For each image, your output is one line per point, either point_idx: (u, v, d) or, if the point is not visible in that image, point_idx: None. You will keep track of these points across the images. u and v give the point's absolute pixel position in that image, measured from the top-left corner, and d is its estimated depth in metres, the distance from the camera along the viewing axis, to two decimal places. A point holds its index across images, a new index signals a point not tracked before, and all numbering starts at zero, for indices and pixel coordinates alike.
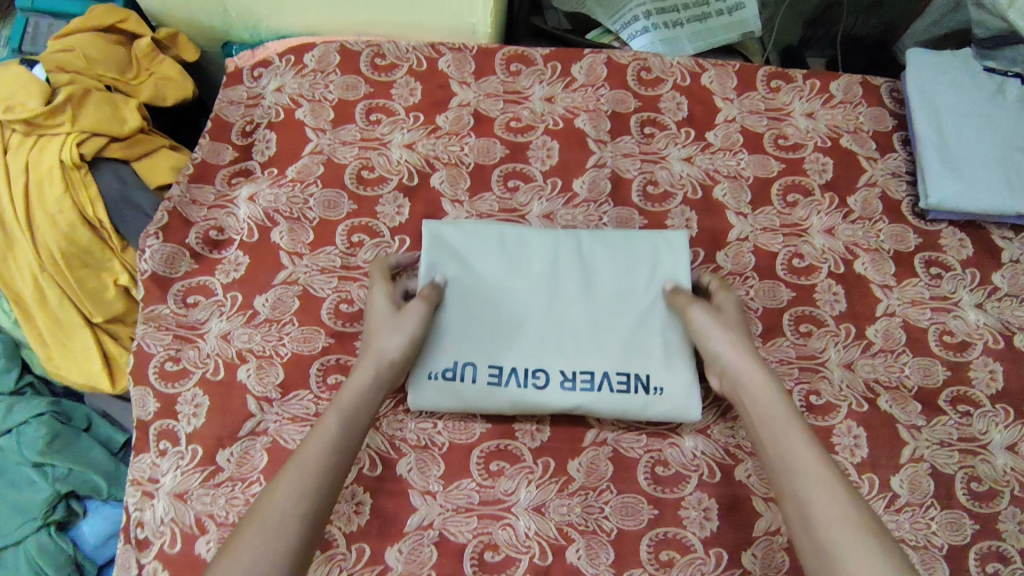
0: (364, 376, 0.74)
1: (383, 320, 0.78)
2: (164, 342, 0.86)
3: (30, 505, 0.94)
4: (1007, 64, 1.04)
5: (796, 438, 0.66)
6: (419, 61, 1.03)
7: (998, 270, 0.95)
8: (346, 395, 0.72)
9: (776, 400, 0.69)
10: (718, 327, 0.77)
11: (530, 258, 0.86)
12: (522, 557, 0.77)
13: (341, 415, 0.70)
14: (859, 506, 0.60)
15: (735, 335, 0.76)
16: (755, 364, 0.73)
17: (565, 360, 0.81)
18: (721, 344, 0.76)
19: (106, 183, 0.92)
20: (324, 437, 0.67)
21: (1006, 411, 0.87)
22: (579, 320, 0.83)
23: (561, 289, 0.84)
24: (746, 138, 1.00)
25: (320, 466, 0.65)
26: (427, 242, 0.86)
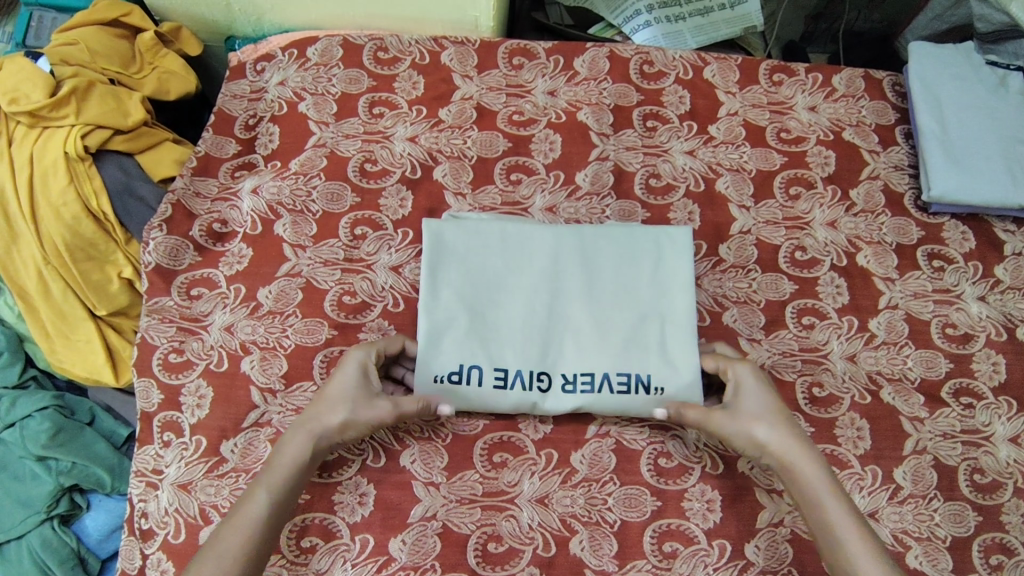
0: (302, 452, 0.73)
1: (339, 390, 0.76)
2: (168, 333, 0.86)
3: (34, 498, 0.95)
4: (1009, 59, 1.06)
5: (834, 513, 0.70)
6: (422, 55, 1.03)
7: (1000, 263, 0.95)
8: (279, 473, 0.71)
9: (830, 505, 0.70)
10: (748, 423, 0.75)
11: (531, 261, 0.85)
12: (525, 548, 0.77)
13: (271, 495, 0.70)
14: None
15: (771, 429, 0.74)
16: (804, 463, 0.73)
17: (569, 359, 0.82)
18: (758, 441, 0.75)
19: (110, 174, 0.93)
20: (250, 522, 0.68)
21: (1009, 403, 0.87)
22: (580, 322, 0.83)
23: (562, 293, 0.84)
24: (749, 132, 1.01)
25: (240, 559, 0.66)
26: (427, 247, 0.85)
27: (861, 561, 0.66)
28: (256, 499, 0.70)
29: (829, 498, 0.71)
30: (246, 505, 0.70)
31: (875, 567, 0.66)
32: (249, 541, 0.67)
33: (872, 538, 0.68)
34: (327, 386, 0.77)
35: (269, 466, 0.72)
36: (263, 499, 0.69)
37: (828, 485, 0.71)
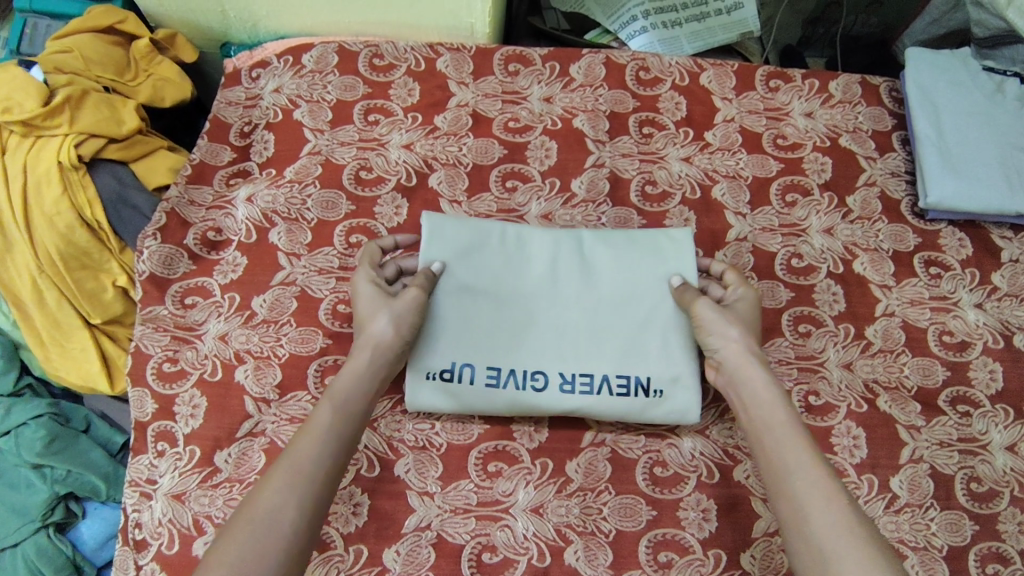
0: (359, 364, 0.74)
1: (368, 308, 0.78)
2: (163, 342, 0.86)
3: (28, 506, 0.95)
4: (1007, 64, 1.05)
5: (779, 409, 0.70)
6: (418, 61, 1.03)
7: (998, 269, 0.95)
8: (341, 384, 0.72)
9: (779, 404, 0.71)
10: (725, 321, 0.77)
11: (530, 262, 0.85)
12: (519, 558, 0.76)
13: (336, 404, 0.70)
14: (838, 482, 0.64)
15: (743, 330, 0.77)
16: (759, 365, 0.74)
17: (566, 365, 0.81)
18: (737, 359, 0.75)
19: (103, 183, 0.92)
20: (316, 429, 0.67)
21: (1006, 411, 0.87)
22: (577, 323, 0.83)
23: (559, 295, 0.84)
24: (746, 138, 1.00)
25: (310, 460, 0.65)
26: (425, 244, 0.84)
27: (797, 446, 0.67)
28: (322, 409, 0.69)
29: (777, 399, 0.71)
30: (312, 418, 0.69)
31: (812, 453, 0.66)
32: (326, 441, 0.67)
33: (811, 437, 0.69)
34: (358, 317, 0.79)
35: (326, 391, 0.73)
36: (329, 408, 0.69)
37: (778, 388, 0.72)
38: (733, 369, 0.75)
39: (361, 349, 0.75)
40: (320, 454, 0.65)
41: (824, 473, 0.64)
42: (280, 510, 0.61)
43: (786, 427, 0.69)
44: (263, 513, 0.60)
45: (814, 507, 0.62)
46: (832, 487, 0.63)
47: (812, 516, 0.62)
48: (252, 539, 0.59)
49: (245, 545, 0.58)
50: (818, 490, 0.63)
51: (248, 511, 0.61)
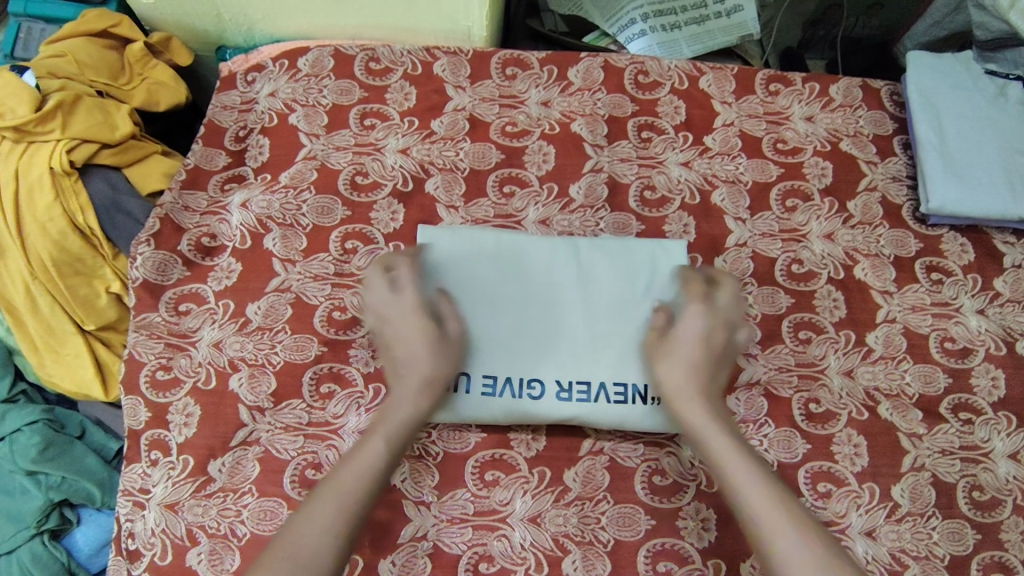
0: (411, 401, 0.72)
1: (399, 324, 0.75)
2: (156, 350, 0.85)
3: (23, 513, 0.94)
4: (1009, 67, 1.04)
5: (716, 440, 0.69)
6: (414, 65, 1.02)
7: (1000, 275, 0.94)
8: (393, 415, 0.70)
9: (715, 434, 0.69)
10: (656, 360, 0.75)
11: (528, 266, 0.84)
12: (517, 568, 0.76)
13: (389, 437, 0.69)
14: (786, 506, 0.62)
15: (669, 362, 0.74)
16: (688, 394, 0.72)
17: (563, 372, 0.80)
18: (671, 393, 0.73)
19: (96, 189, 0.92)
20: (367, 465, 0.66)
21: (1009, 419, 0.86)
22: (576, 328, 0.82)
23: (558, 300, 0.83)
24: (746, 142, 0.99)
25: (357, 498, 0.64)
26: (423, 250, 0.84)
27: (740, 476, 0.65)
28: (374, 440, 0.68)
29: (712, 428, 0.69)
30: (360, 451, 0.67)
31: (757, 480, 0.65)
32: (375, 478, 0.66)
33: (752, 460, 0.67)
34: (381, 329, 0.76)
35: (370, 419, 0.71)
36: (381, 440, 0.68)
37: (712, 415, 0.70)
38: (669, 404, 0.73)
39: (404, 377, 0.73)
40: (371, 491, 0.65)
41: (769, 502, 0.63)
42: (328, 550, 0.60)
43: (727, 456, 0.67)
44: (311, 553, 0.60)
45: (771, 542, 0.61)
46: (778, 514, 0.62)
47: (782, 566, 0.60)
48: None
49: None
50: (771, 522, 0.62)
51: (293, 547, 0.60)
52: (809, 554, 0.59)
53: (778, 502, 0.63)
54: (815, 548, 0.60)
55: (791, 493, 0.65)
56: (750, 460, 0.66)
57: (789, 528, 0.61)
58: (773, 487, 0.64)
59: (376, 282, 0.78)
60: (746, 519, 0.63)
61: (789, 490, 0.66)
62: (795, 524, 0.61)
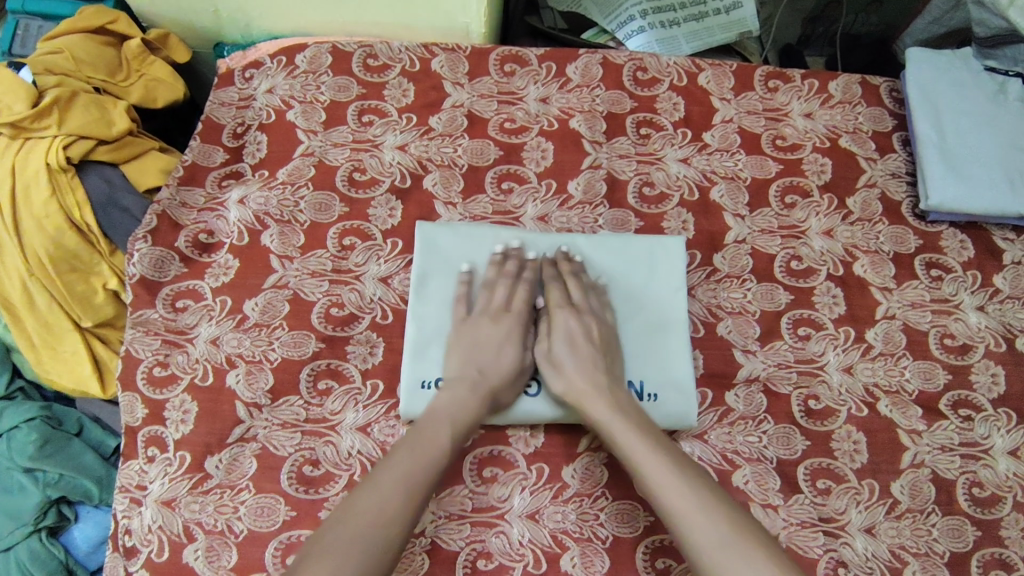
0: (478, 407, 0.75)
1: (493, 332, 0.81)
2: (153, 346, 0.85)
3: (21, 510, 0.94)
4: (1009, 64, 1.03)
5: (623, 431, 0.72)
6: (412, 61, 1.02)
7: (999, 271, 0.94)
8: (464, 409, 0.74)
9: (618, 425, 0.73)
10: (554, 364, 0.80)
11: (579, 277, 0.85)
12: (515, 565, 0.75)
13: (454, 430, 0.73)
14: (690, 484, 0.66)
15: (563, 366, 0.79)
16: (587, 390, 0.76)
17: (560, 372, 0.79)
18: (570, 393, 0.77)
19: (93, 186, 0.91)
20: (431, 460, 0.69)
21: (1008, 415, 0.85)
22: (589, 330, 0.81)
23: (581, 307, 0.83)
24: (744, 139, 0.99)
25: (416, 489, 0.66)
26: (512, 246, 0.87)
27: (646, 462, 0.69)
28: (441, 433, 0.72)
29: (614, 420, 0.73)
30: (429, 442, 0.70)
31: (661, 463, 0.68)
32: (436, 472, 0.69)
33: (656, 443, 0.70)
34: (467, 330, 0.81)
35: (433, 408, 0.74)
36: (447, 434, 0.72)
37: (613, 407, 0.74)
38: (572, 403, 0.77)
39: (480, 377, 0.77)
40: (433, 481, 0.68)
41: (675, 482, 0.66)
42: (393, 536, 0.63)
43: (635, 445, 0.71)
44: (377, 538, 0.62)
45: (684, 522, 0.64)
46: (685, 492, 0.65)
47: (692, 546, 0.63)
48: (354, 559, 0.60)
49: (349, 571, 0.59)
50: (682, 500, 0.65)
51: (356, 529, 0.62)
52: (715, 530, 0.62)
53: (682, 483, 0.66)
54: (720, 522, 0.63)
55: (699, 471, 0.68)
56: (655, 446, 0.70)
57: (695, 508, 0.64)
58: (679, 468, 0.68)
59: (496, 289, 0.84)
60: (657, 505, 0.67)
61: (696, 469, 0.69)
62: (703, 505, 0.64)
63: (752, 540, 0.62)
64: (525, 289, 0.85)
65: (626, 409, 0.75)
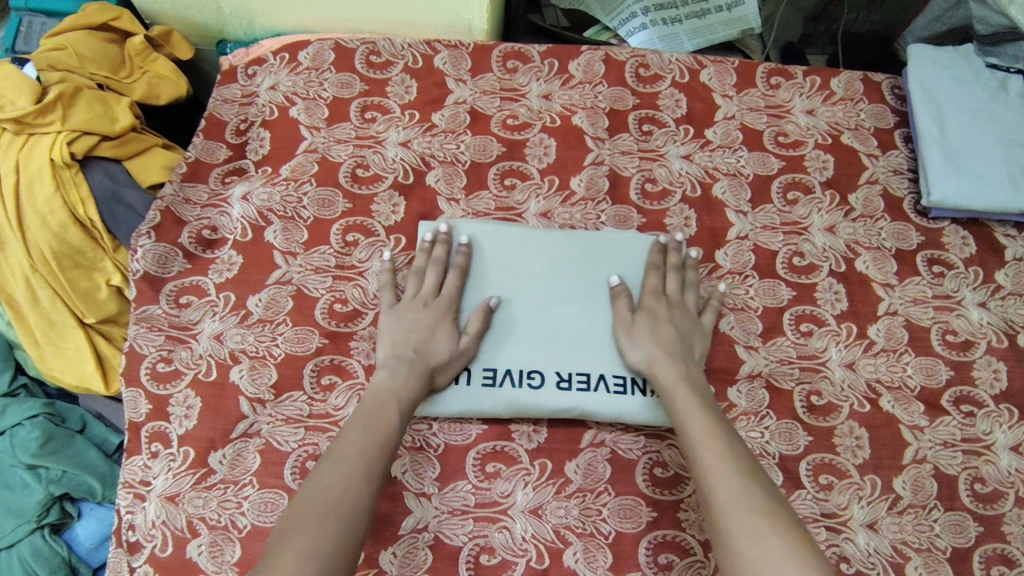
0: (413, 383, 0.76)
1: (422, 315, 0.80)
2: (157, 342, 0.85)
3: (24, 507, 0.94)
4: (1009, 61, 1.04)
5: (683, 398, 0.73)
6: (415, 58, 1.02)
7: (1001, 268, 0.94)
8: (407, 389, 0.75)
9: (681, 393, 0.74)
10: (632, 332, 0.80)
11: (680, 272, 0.86)
12: (518, 560, 0.75)
13: (401, 406, 0.73)
14: (737, 454, 0.66)
15: (643, 333, 0.79)
16: (662, 358, 0.77)
17: (638, 343, 0.79)
18: (646, 358, 0.78)
19: (97, 181, 0.91)
20: (376, 431, 0.69)
21: (1010, 411, 0.86)
22: (674, 319, 0.81)
23: (674, 299, 0.83)
24: (746, 136, 0.99)
25: (363, 455, 0.66)
26: (441, 231, 0.87)
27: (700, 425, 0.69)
28: (390, 408, 0.72)
29: (680, 390, 0.74)
30: (378, 416, 0.71)
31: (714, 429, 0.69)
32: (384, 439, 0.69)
33: (714, 417, 0.71)
34: (397, 313, 0.81)
35: (375, 389, 0.74)
36: (396, 409, 0.72)
37: (684, 380, 0.75)
38: (644, 367, 0.78)
39: (416, 356, 0.77)
40: (388, 451, 0.69)
41: (723, 448, 0.67)
42: (359, 505, 0.63)
43: (693, 411, 0.71)
44: (346, 508, 0.62)
45: (719, 480, 0.64)
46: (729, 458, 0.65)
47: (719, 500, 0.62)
48: (314, 522, 0.60)
49: (321, 539, 0.59)
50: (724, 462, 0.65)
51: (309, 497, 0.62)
52: (745, 498, 0.62)
53: (727, 453, 0.66)
54: (753, 493, 0.62)
55: (745, 449, 0.68)
56: (710, 418, 0.70)
57: (731, 474, 0.64)
58: (731, 440, 0.68)
59: (426, 275, 0.84)
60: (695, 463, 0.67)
61: (745, 449, 0.68)
62: (741, 472, 0.64)
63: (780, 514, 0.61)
64: (456, 274, 0.84)
65: (696, 385, 0.76)
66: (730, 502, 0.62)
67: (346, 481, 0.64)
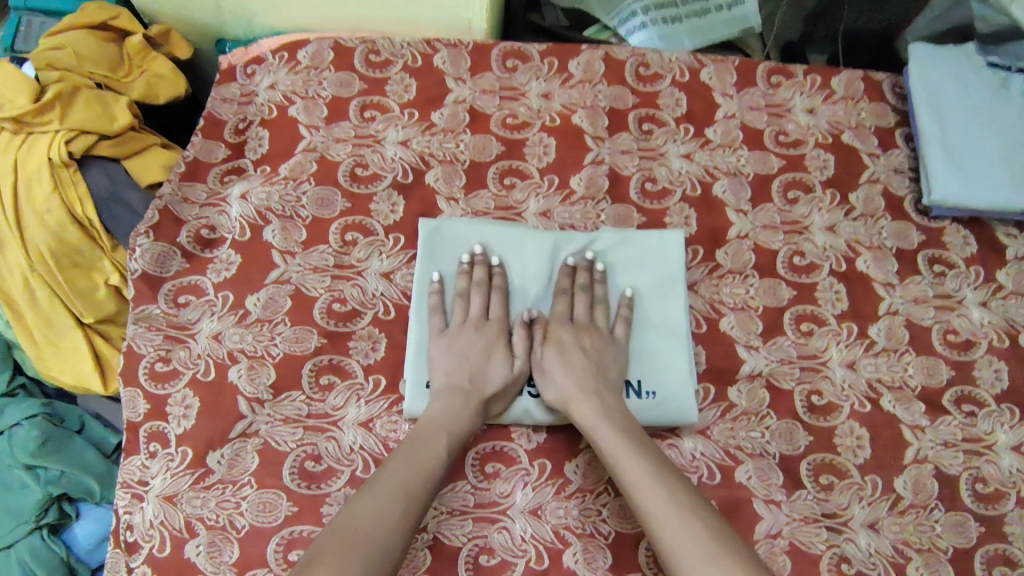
0: (466, 416, 0.76)
1: (475, 340, 0.81)
2: (155, 342, 0.85)
3: (22, 507, 0.93)
4: (1011, 60, 1.03)
5: (606, 436, 0.74)
6: (414, 57, 1.02)
7: (1003, 267, 0.93)
8: (459, 418, 0.76)
9: (603, 431, 0.75)
10: (553, 367, 0.81)
11: (590, 291, 0.86)
12: (518, 561, 0.75)
13: (451, 438, 0.74)
14: (668, 488, 0.68)
15: (556, 369, 0.80)
16: (574, 394, 0.78)
17: (550, 381, 0.80)
18: (560, 394, 0.79)
19: (95, 180, 0.91)
20: (422, 464, 0.70)
21: (1011, 411, 0.85)
22: (581, 342, 0.82)
23: (581, 322, 0.84)
24: (747, 135, 0.99)
25: (403, 488, 0.67)
26: (476, 251, 0.86)
27: (629, 466, 0.71)
28: (438, 440, 0.73)
29: (602, 427, 0.75)
30: (425, 446, 0.72)
31: (642, 466, 0.70)
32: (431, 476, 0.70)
33: (641, 449, 0.72)
34: (448, 341, 0.81)
35: (428, 418, 0.75)
36: (445, 443, 0.73)
37: (603, 414, 0.76)
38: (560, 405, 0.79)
39: (470, 386, 0.78)
40: (430, 487, 0.69)
41: (654, 487, 0.68)
42: (393, 537, 0.63)
43: (619, 450, 0.72)
44: (388, 541, 0.63)
45: (663, 525, 0.65)
46: (665, 497, 0.67)
47: (669, 547, 0.64)
48: (346, 551, 0.60)
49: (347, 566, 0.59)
50: (664, 503, 0.67)
51: (341, 523, 0.63)
52: (697, 546, 0.63)
53: (663, 493, 0.67)
54: (694, 532, 0.64)
55: (678, 478, 0.70)
56: (637, 452, 0.72)
57: (671, 516, 0.65)
58: (660, 473, 0.69)
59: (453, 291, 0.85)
60: (638, 511, 0.68)
61: (683, 481, 0.70)
62: (678, 508, 0.66)
63: (725, 547, 0.63)
64: (462, 280, 0.85)
65: (617, 415, 0.77)
66: (679, 554, 0.63)
67: (383, 511, 0.65)
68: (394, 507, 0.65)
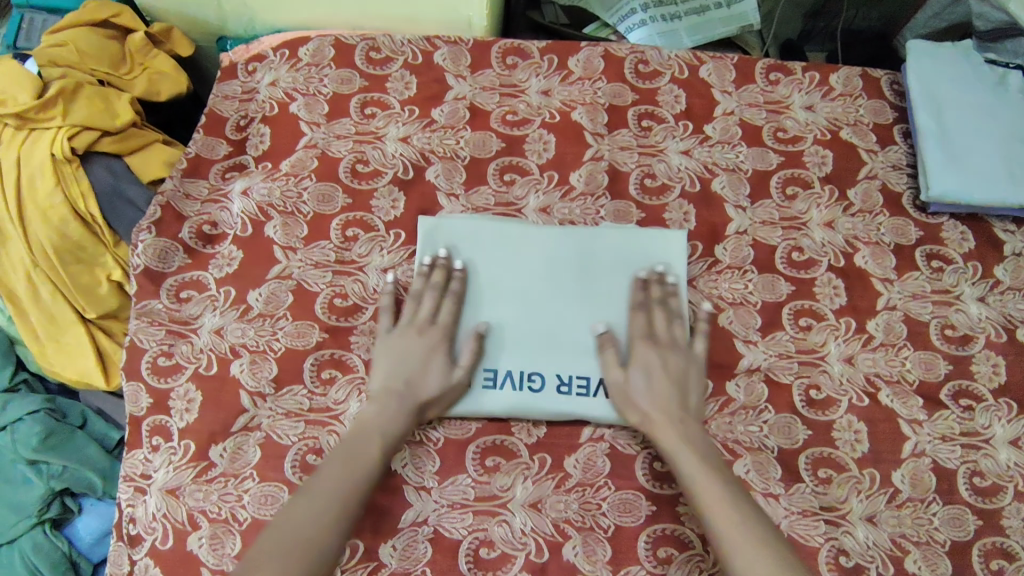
0: (399, 419, 0.77)
1: (416, 343, 0.81)
2: (157, 336, 0.85)
3: (25, 502, 0.94)
4: (1010, 57, 1.04)
5: (688, 460, 0.73)
6: (414, 55, 1.02)
7: (1000, 263, 0.94)
8: (393, 423, 0.76)
9: (683, 455, 0.74)
10: (637, 383, 0.79)
11: (664, 305, 0.84)
12: (518, 553, 0.75)
13: (384, 443, 0.75)
14: (750, 522, 0.68)
15: (638, 386, 0.79)
16: (657, 414, 0.77)
17: (632, 402, 0.79)
18: (644, 412, 0.78)
19: (97, 176, 0.92)
20: (354, 470, 0.72)
21: (1009, 406, 0.86)
22: (666, 363, 0.80)
23: (663, 340, 0.82)
24: (746, 131, 1.00)
25: (333, 495, 0.69)
26: (441, 254, 0.86)
27: (710, 494, 0.70)
28: (371, 444, 0.74)
29: (682, 449, 0.74)
30: (357, 450, 0.73)
31: (721, 497, 0.70)
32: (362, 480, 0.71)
33: (722, 478, 0.72)
34: (390, 341, 0.81)
35: (361, 421, 0.76)
36: (378, 444, 0.74)
37: (687, 437, 0.75)
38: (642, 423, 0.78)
39: (406, 390, 0.78)
40: (363, 492, 0.71)
41: (734, 520, 0.68)
42: (327, 544, 0.66)
43: (702, 476, 0.72)
44: (314, 547, 0.66)
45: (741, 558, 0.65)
46: (744, 531, 0.67)
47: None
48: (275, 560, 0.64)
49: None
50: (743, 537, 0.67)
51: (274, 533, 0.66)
52: None
53: (741, 528, 0.67)
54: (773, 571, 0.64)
55: (757, 512, 0.70)
56: (718, 482, 0.71)
57: (749, 551, 0.65)
58: (739, 506, 0.69)
59: (423, 298, 0.84)
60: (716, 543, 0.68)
61: (768, 526, 0.68)
62: (757, 544, 0.66)
63: None
64: (438, 276, 0.85)
65: (701, 439, 0.76)
66: None
67: (315, 521, 0.67)
68: (324, 517, 0.68)
